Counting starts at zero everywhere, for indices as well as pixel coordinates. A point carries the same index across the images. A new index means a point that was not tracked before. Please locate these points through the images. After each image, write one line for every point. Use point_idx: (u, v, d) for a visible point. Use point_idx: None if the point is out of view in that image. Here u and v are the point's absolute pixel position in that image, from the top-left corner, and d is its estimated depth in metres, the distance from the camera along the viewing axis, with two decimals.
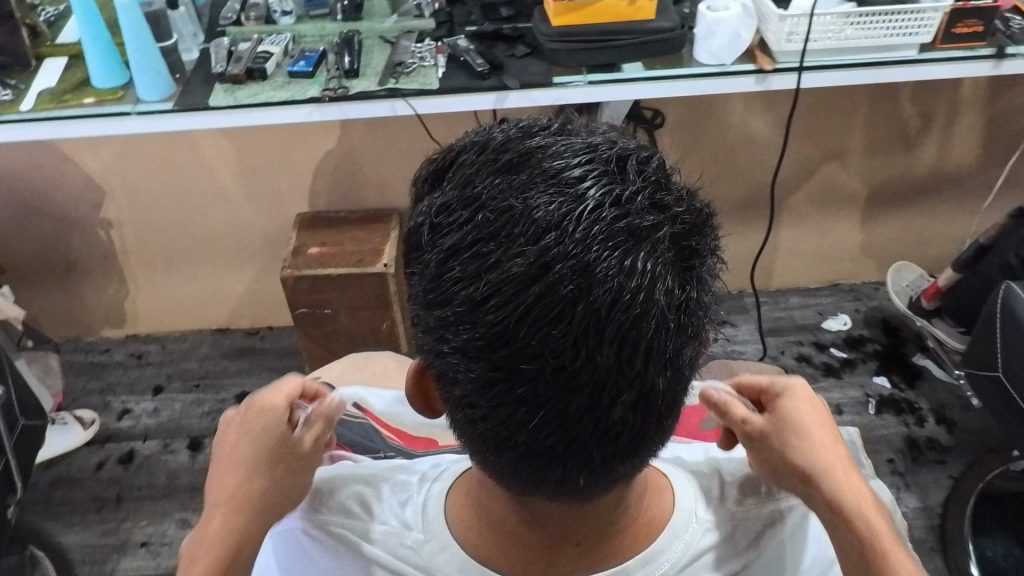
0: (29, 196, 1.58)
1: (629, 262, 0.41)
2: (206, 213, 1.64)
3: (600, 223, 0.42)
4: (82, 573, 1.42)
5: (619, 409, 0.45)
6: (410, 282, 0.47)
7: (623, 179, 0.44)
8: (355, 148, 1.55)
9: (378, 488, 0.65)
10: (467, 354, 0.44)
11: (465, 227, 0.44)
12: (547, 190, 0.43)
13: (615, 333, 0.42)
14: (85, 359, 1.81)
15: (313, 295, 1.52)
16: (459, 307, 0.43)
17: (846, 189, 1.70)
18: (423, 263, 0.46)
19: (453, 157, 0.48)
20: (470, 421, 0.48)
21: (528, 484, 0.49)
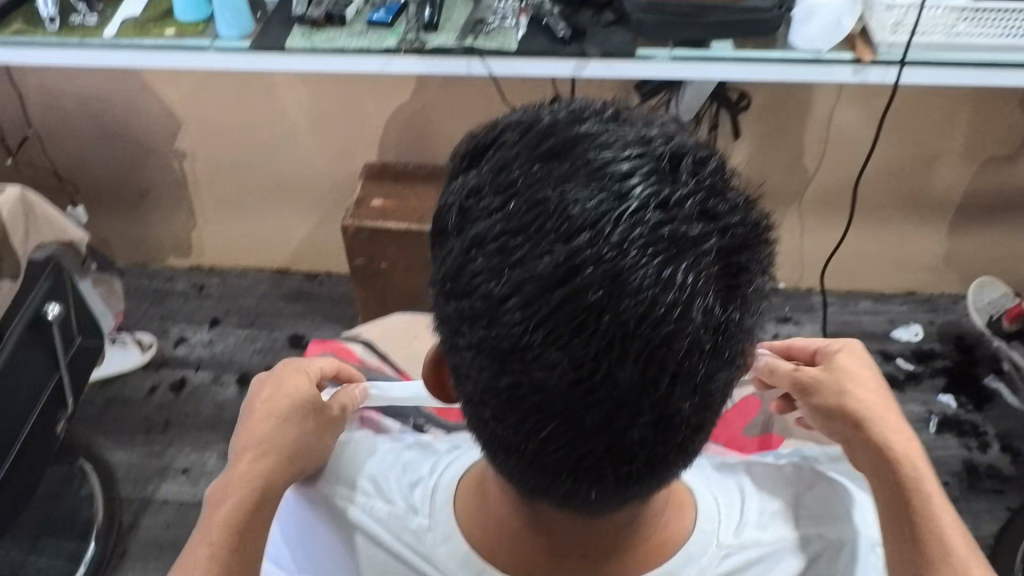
0: (109, 120, 1.61)
1: (667, 273, 0.39)
2: (276, 154, 1.64)
3: (642, 227, 0.39)
4: (125, 490, 1.47)
5: (637, 430, 0.42)
6: (435, 265, 0.45)
7: (674, 181, 0.41)
8: (430, 104, 1.53)
9: (388, 467, 0.63)
10: (482, 352, 0.42)
11: (496, 215, 0.41)
12: (588, 184, 0.40)
13: (642, 349, 0.39)
14: (149, 285, 1.86)
15: (371, 246, 1.51)
16: (478, 302, 0.41)
17: (937, 195, 1.61)
18: (448, 248, 0.43)
19: (495, 136, 0.45)
20: (481, 419, 0.46)
21: (535, 492, 0.47)
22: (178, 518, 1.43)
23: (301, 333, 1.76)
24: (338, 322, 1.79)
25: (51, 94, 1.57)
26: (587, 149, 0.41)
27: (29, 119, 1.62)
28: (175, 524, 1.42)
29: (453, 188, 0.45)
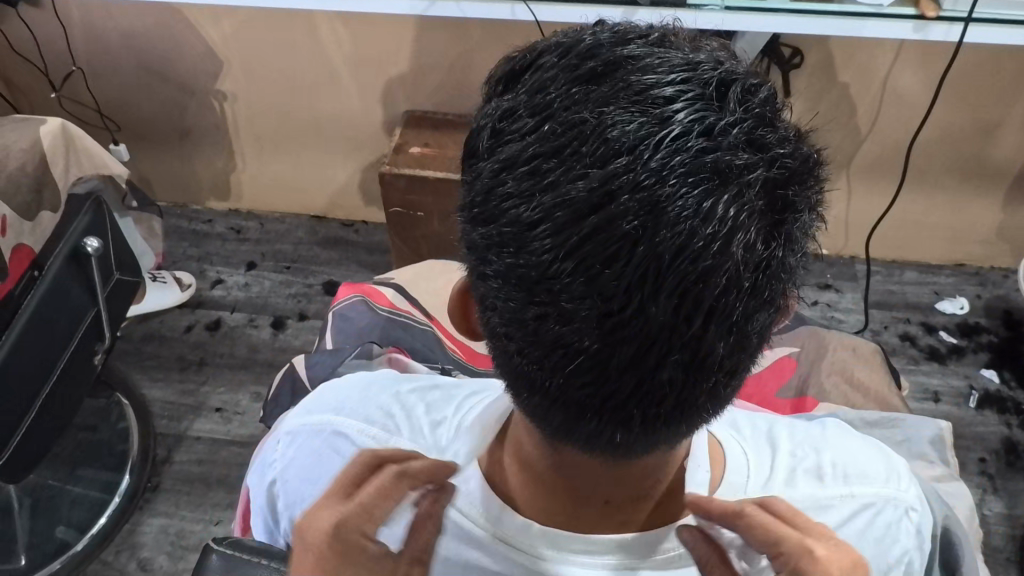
0: (152, 59, 1.61)
1: (708, 205, 0.37)
2: (317, 97, 1.63)
3: (682, 153, 0.37)
4: (159, 426, 1.50)
5: (668, 369, 0.40)
6: (464, 191, 0.44)
7: (721, 108, 0.39)
8: (472, 53, 1.49)
9: (411, 405, 0.61)
10: (508, 281, 0.40)
11: (529, 137, 0.40)
12: (628, 107, 0.38)
13: (677, 284, 0.37)
14: (188, 226, 1.87)
15: (408, 195, 1.51)
16: (507, 227, 0.40)
17: (994, 164, 1.55)
18: (479, 172, 0.42)
19: (533, 58, 0.44)
20: (505, 353, 0.44)
21: (558, 434, 0.46)
22: (210, 455, 1.46)
23: (336, 280, 1.77)
24: (374, 271, 1.79)
25: (95, 32, 1.56)
26: (629, 72, 0.39)
27: (73, 54, 1.61)
28: (207, 461, 1.45)
29: (486, 111, 0.44)
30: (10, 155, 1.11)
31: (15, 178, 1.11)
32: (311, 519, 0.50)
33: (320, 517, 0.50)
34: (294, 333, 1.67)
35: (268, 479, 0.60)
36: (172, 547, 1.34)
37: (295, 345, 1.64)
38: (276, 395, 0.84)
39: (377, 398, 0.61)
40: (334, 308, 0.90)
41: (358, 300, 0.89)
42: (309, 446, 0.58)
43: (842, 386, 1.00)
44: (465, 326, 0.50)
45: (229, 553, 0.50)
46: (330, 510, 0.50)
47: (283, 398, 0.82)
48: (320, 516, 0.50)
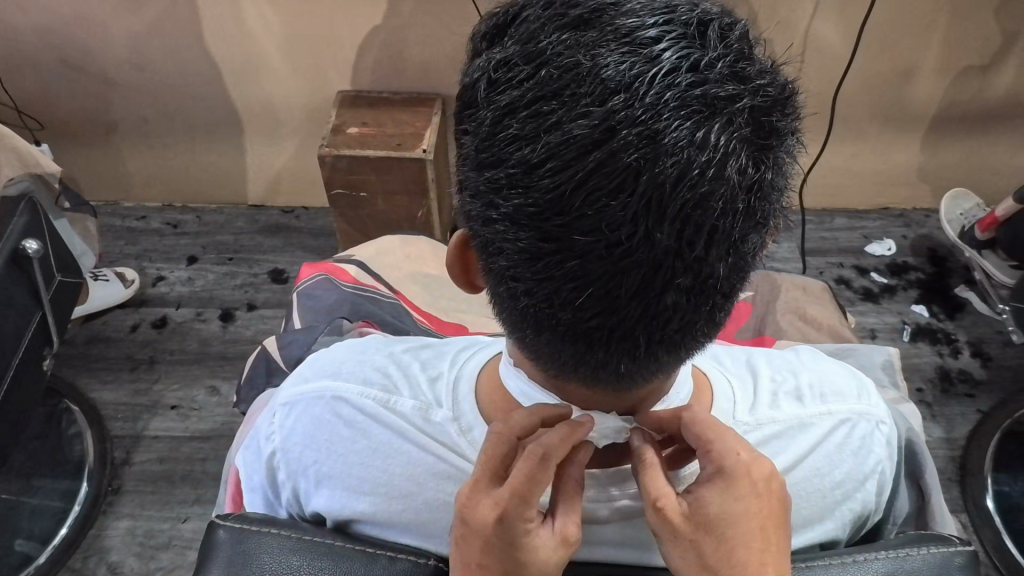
0: (69, 53, 1.55)
1: (701, 134, 0.39)
2: (248, 83, 1.61)
3: (674, 89, 0.39)
4: (114, 428, 1.48)
5: (672, 292, 0.42)
6: (463, 142, 0.45)
7: (703, 45, 0.41)
8: (404, 28, 1.50)
9: (407, 363, 0.62)
10: (516, 222, 0.42)
11: (526, 83, 0.41)
12: (619, 49, 0.40)
13: (678, 211, 0.39)
14: (122, 223, 1.82)
15: (351, 175, 1.51)
16: (513, 169, 0.41)
17: (911, 108, 1.62)
18: (476, 121, 0.44)
19: (516, 12, 0.45)
20: (512, 295, 0.46)
21: (567, 365, 0.49)
22: (170, 453, 1.45)
23: (282, 268, 1.75)
24: (320, 255, 1.78)
25: (9, 28, 1.51)
26: (613, 17, 0.42)
27: None
28: (168, 459, 1.44)
29: (476, 67, 0.45)
30: None
31: None
32: (472, 510, 0.47)
33: (478, 510, 0.47)
34: (244, 324, 1.65)
35: (268, 451, 0.60)
36: (140, 548, 1.33)
37: (246, 336, 1.63)
38: (249, 378, 0.82)
39: (372, 360, 0.63)
40: (298, 288, 0.89)
41: (321, 278, 0.89)
42: (310, 412, 0.58)
43: (797, 323, 1.06)
44: (467, 279, 0.51)
45: (238, 526, 0.50)
46: (487, 496, 0.47)
47: (257, 379, 0.81)
48: (478, 507, 0.47)
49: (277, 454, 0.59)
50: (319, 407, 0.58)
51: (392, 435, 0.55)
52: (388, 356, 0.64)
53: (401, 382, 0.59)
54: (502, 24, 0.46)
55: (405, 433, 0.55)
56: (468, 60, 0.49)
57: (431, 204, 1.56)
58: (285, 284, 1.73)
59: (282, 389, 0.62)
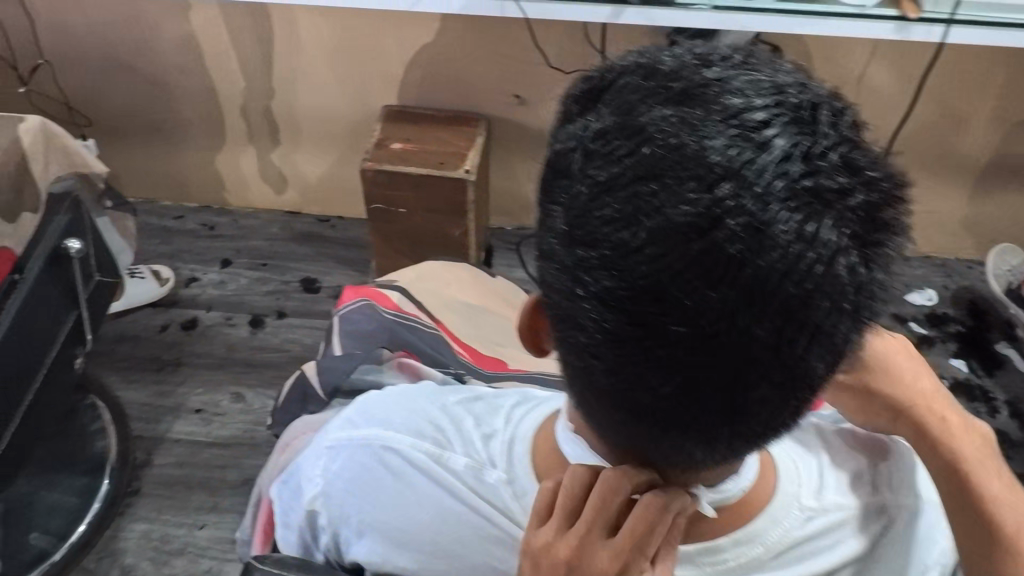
0: (120, 51, 1.56)
1: (809, 228, 0.39)
2: (293, 91, 1.60)
3: (784, 179, 0.39)
4: (137, 428, 1.48)
5: (764, 387, 0.43)
6: (550, 210, 0.45)
7: (814, 132, 0.41)
8: (453, 46, 1.49)
9: (460, 415, 0.61)
10: (607, 303, 0.42)
11: (626, 161, 0.40)
12: (726, 132, 0.39)
13: (781, 305, 0.39)
14: (159, 222, 1.83)
15: (389, 190, 1.51)
16: (608, 250, 0.41)
17: (962, 158, 1.59)
18: (568, 193, 0.43)
19: (612, 79, 0.44)
20: (590, 370, 0.46)
21: (639, 443, 0.49)
22: (190, 457, 1.45)
23: (313, 277, 1.75)
24: (352, 266, 1.77)
25: (64, 24, 1.52)
26: (722, 93, 0.41)
27: (40, 46, 1.57)
28: (187, 464, 1.44)
29: (568, 135, 0.44)
30: None
31: None
32: (586, 564, 0.48)
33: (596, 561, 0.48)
34: (272, 331, 1.64)
35: (310, 492, 0.59)
36: (154, 553, 1.33)
37: (274, 344, 1.62)
38: (285, 400, 0.81)
39: (424, 410, 0.61)
40: (338, 311, 0.86)
41: (363, 302, 0.85)
42: (359, 460, 0.58)
43: None
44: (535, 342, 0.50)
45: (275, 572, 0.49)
46: (602, 547, 0.49)
47: (293, 403, 0.80)
48: (595, 559, 0.48)
49: (318, 497, 0.58)
50: (366, 454, 0.58)
51: (444, 494, 0.55)
52: (439, 404, 0.63)
53: (454, 437, 0.58)
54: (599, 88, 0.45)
55: (455, 492, 0.55)
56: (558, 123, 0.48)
57: (468, 223, 1.55)
58: (316, 293, 1.72)
59: (332, 429, 0.62)
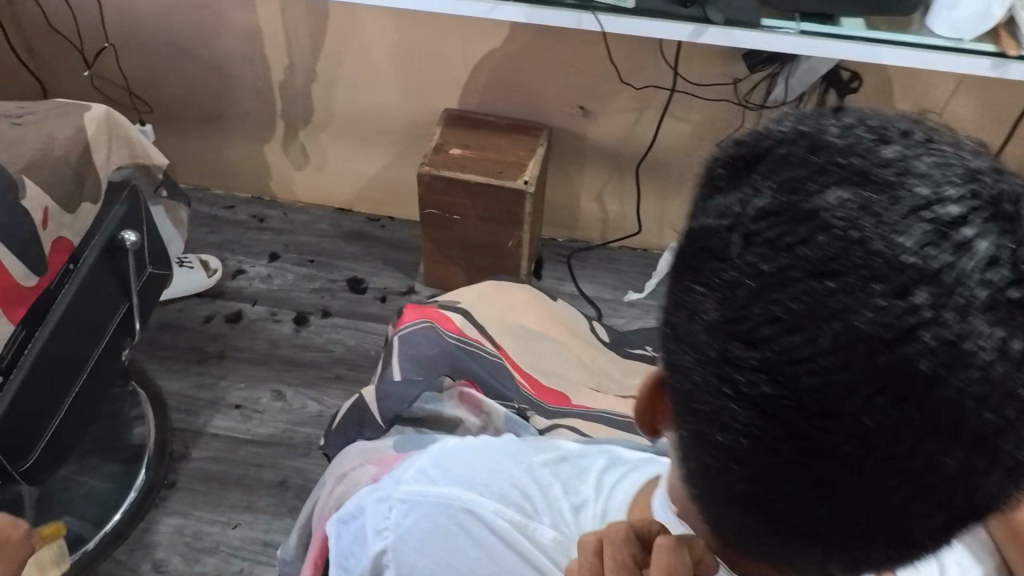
0: (184, 39, 1.55)
1: (1013, 346, 0.35)
2: (354, 89, 1.58)
3: (986, 288, 0.34)
4: (176, 420, 1.47)
5: (932, 508, 0.40)
6: (692, 294, 0.40)
7: (1017, 229, 0.36)
8: (521, 53, 1.46)
9: (546, 478, 0.61)
10: (763, 408, 0.38)
11: (797, 254, 0.36)
12: (918, 228, 0.35)
13: (971, 430, 0.36)
14: (210, 211, 1.82)
15: (445, 197, 1.48)
16: (770, 353, 0.37)
17: None
18: (719, 281, 0.39)
19: (770, 149, 0.40)
20: (724, 471, 0.43)
21: (765, 546, 0.46)
22: (227, 453, 1.43)
23: (360, 277, 1.73)
24: (400, 269, 1.75)
25: (131, 8, 1.51)
26: (911, 181, 0.36)
27: (106, 29, 1.56)
28: (224, 460, 1.42)
29: (720, 211, 0.40)
30: (54, 138, 0.96)
31: (58, 167, 0.95)
32: None
33: None
34: (316, 330, 1.62)
35: (379, 546, 0.61)
36: (186, 549, 1.31)
37: (318, 343, 1.60)
38: (341, 423, 0.81)
39: (509, 473, 0.61)
40: (398, 330, 0.84)
41: (426, 325, 0.84)
42: (432, 518, 0.60)
43: None
44: (649, 423, 0.48)
45: None
46: None
47: (350, 428, 0.80)
48: None
49: (388, 553, 0.60)
50: (442, 517, 0.59)
51: (524, 566, 0.56)
52: (525, 464, 0.63)
53: (539, 506, 0.59)
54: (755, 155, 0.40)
55: (541, 568, 0.56)
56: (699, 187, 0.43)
57: (523, 235, 1.52)
58: (362, 293, 1.70)
59: (405, 480, 0.63)
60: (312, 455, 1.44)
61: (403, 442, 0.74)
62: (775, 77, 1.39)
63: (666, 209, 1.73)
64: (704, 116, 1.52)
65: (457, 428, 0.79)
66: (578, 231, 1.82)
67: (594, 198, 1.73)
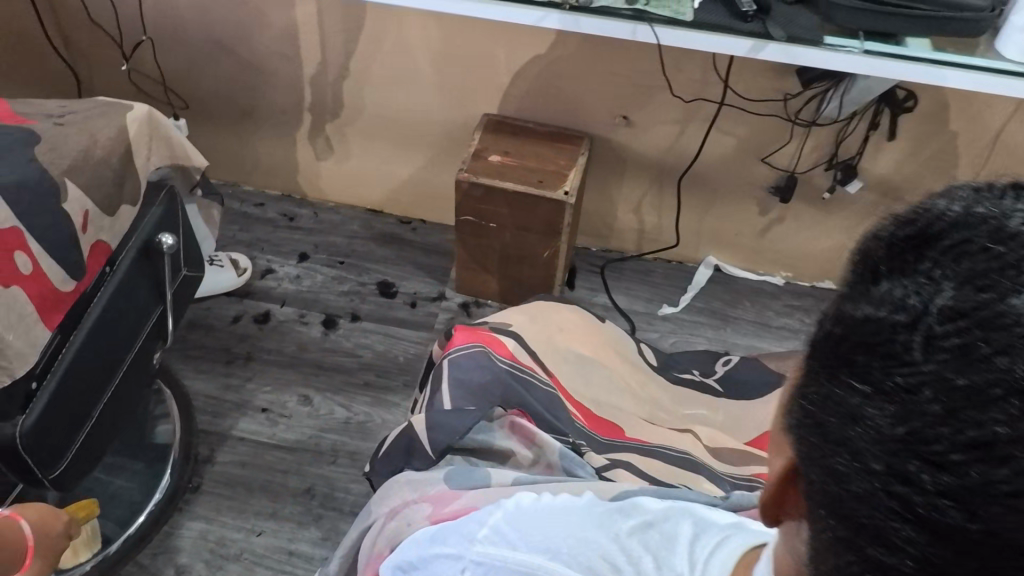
0: (222, 35, 1.52)
1: None
2: (393, 91, 1.55)
3: None
4: (202, 421, 1.45)
5: None
6: (852, 391, 0.35)
7: None
8: (565, 61, 1.42)
9: (639, 545, 0.61)
10: (943, 534, 0.33)
11: (991, 367, 0.31)
12: None
13: None
14: (240, 208, 1.80)
15: (483, 204, 1.45)
16: (957, 477, 0.32)
17: None
18: (888, 382, 0.34)
19: (941, 234, 0.34)
20: None
21: None
22: (253, 458, 1.41)
23: (391, 281, 1.70)
24: (431, 273, 1.72)
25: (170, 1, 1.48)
26: None
27: (143, 22, 1.53)
28: (250, 465, 1.40)
29: (886, 301, 0.35)
30: (97, 140, 0.94)
31: (100, 170, 0.93)
32: None
33: None
34: (345, 333, 1.60)
35: None
36: (210, 555, 1.28)
37: (346, 347, 1.58)
38: (389, 448, 0.84)
39: (596, 539, 0.61)
40: (449, 353, 0.90)
41: (480, 351, 0.89)
42: None
43: None
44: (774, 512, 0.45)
45: None
46: None
47: (399, 453, 0.82)
48: None
49: None
50: None
51: None
52: (615, 531, 0.62)
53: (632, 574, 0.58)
54: (927, 237, 0.35)
55: None
56: (857, 265, 0.38)
57: (560, 245, 1.48)
58: (392, 298, 1.67)
59: (478, 539, 0.62)
60: (339, 463, 1.41)
61: (452, 476, 0.76)
62: (826, 94, 1.35)
63: (703, 223, 1.70)
64: (751, 130, 1.48)
65: (509, 462, 0.82)
66: (613, 241, 1.78)
67: (631, 209, 1.70)
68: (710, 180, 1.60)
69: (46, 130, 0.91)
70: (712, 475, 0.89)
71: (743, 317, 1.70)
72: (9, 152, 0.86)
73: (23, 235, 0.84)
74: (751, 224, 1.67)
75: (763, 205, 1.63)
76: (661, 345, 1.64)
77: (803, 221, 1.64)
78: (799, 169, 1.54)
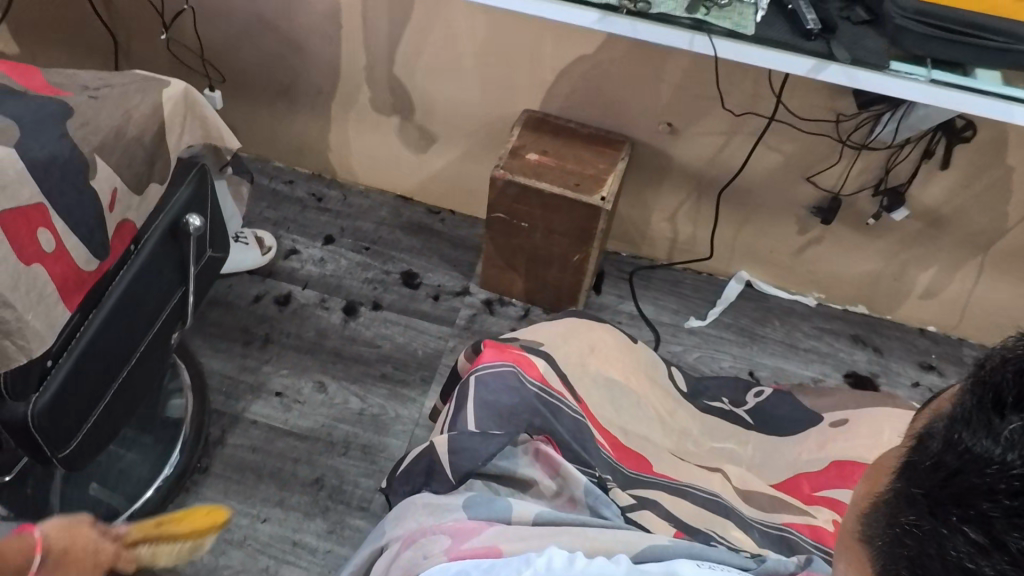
0: (265, 10, 1.49)
1: None
2: (434, 81, 1.52)
3: None
4: (216, 401, 1.43)
5: None
6: (968, 538, 0.41)
7: None
8: (612, 63, 1.38)
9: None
10: None
11: None
12: None
13: None
14: (269, 184, 1.78)
15: (517, 204, 1.41)
16: None
17: None
18: (1011, 541, 0.40)
19: None
20: None
21: None
22: (264, 444, 1.39)
23: (415, 272, 1.67)
24: (457, 267, 1.69)
25: None
26: None
27: None
28: (261, 450, 1.38)
29: (1013, 444, 0.41)
30: (131, 116, 0.92)
31: (132, 148, 0.91)
32: None
33: None
34: (366, 323, 1.57)
35: None
36: (214, 539, 1.26)
37: (365, 337, 1.55)
38: (407, 465, 0.85)
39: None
40: (476, 370, 0.89)
41: (509, 371, 0.89)
42: None
43: None
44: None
45: None
46: None
47: (419, 470, 0.83)
48: None
49: None
50: None
51: None
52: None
53: None
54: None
55: None
56: (968, 404, 0.45)
57: (591, 251, 1.45)
58: (416, 289, 1.64)
59: None
60: (350, 455, 1.39)
61: (472, 505, 0.77)
62: (882, 116, 1.30)
63: (739, 238, 1.65)
64: (798, 148, 1.44)
65: (531, 493, 0.82)
66: (644, 248, 1.74)
67: (666, 218, 1.65)
68: (751, 196, 1.56)
69: (80, 103, 0.89)
70: (741, 521, 0.90)
71: (771, 336, 1.66)
72: (42, 126, 0.84)
73: (47, 210, 0.81)
74: (788, 244, 1.63)
75: (802, 224, 1.58)
76: (686, 360, 1.60)
77: (843, 244, 1.60)
78: (843, 191, 1.49)
